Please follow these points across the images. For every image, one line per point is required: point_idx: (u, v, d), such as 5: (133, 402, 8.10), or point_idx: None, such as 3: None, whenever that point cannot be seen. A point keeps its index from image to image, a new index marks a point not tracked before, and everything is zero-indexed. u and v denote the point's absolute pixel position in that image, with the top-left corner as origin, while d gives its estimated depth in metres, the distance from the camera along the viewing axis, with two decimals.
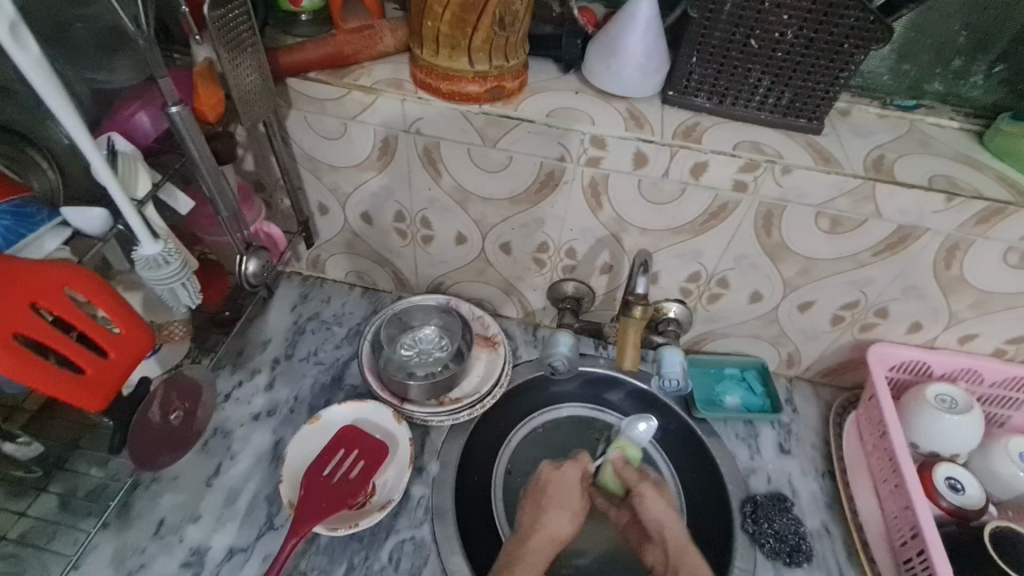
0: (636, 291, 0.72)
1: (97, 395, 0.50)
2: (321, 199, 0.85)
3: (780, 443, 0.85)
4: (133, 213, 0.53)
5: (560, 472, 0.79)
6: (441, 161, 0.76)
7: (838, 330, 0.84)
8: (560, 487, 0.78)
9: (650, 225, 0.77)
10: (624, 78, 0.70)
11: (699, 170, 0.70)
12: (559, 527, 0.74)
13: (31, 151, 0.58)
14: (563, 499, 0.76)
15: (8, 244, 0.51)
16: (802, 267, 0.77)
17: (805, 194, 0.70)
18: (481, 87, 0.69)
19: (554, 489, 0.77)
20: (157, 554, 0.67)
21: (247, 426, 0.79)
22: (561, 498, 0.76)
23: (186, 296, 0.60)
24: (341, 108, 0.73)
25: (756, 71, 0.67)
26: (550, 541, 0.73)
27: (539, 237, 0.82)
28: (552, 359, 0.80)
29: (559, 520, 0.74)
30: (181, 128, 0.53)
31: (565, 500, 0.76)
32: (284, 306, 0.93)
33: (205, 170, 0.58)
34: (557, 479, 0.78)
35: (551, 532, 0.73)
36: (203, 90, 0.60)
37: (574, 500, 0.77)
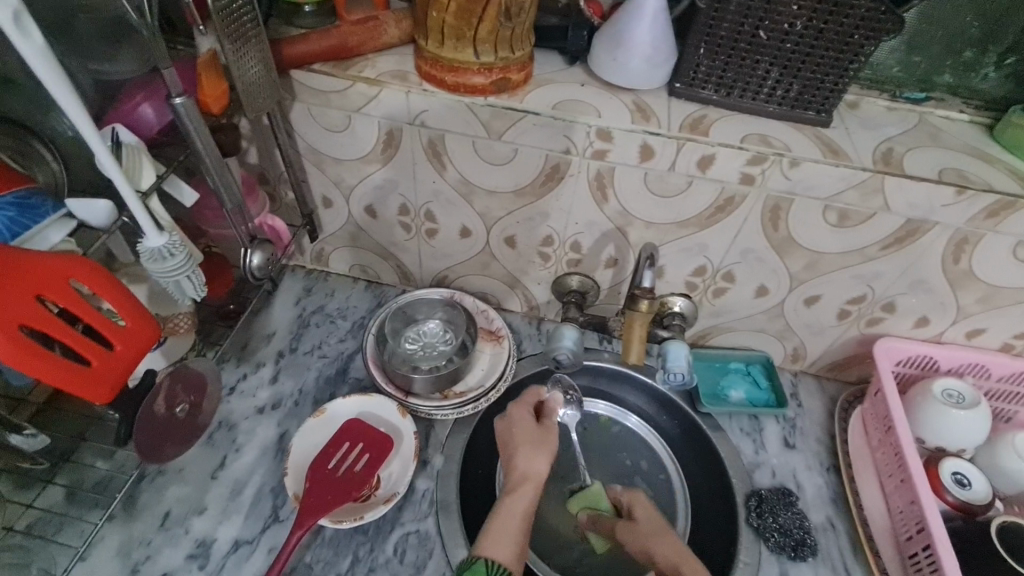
0: (641, 285, 0.72)
1: (103, 387, 0.49)
2: (325, 192, 0.84)
3: (785, 438, 0.85)
4: (137, 204, 0.52)
5: (507, 413, 0.73)
6: (445, 153, 0.75)
7: (844, 325, 0.84)
8: (516, 423, 0.72)
9: (655, 218, 0.76)
10: (631, 70, 0.70)
11: (706, 163, 0.69)
12: (536, 466, 0.69)
13: (34, 142, 0.57)
14: (524, 435, 0.71)
15: (12, 235, 0.52)
16: (809, 261, 0.77)
17: (814, 187, 0.69)
18: (486, 79, 0.68)
19: (517, 428, 0.72)
20: (163, 546, 0.68)
21: (252, 419, 0.79)
22: (520, 438, 0.71)
23: (192, 290, 0.59)
24: (345, 100, 0.72)
25: (765, 62, 0.67)
26: (528, 477, 0.68)
27: (544, 230, 0.82)
28: (556, 353, 0.80)
29: (531, 457, 0.69)
30: (186, 119, 0.53)
31: (525, 437, 0.71)
32: (287, 299, 0.93)
33: (209, 162, 0.57)
34: (510, 421, 0.73)
35: (528, 472, 0.68)
36: (207, 81, 0.60)
37: (538, 432, 0.72)
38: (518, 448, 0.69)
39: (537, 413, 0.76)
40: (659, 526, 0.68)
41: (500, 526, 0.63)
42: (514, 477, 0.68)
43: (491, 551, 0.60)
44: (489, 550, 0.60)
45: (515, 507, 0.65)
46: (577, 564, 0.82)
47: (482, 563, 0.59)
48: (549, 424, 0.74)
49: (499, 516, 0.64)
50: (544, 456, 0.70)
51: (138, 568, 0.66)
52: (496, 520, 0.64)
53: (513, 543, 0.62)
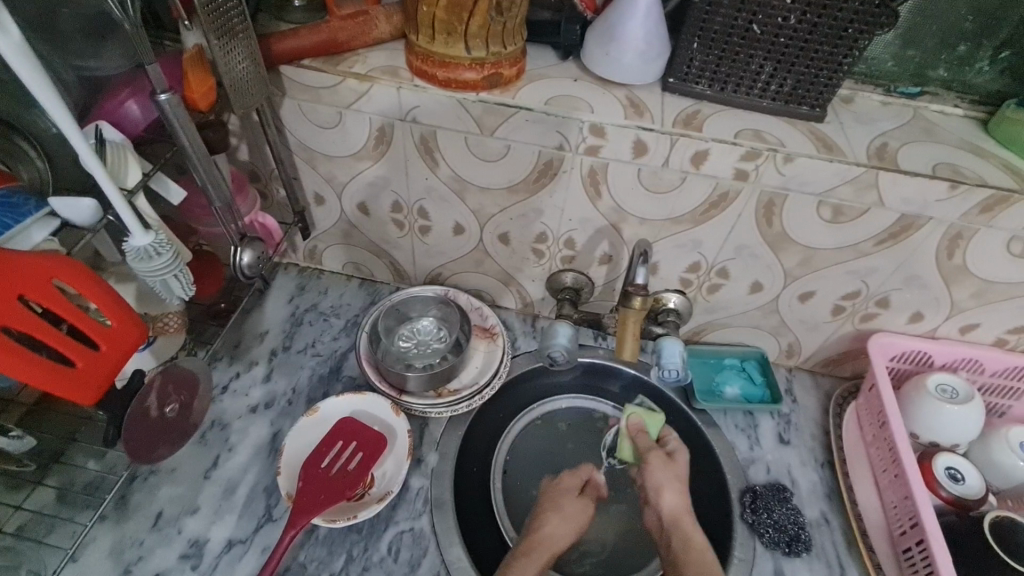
0: (635, 282, 0.72)
1: (88, 389, 0.49)
2: (317, 189, 0.84)
3: (780, 434, 0.85)
4: (122, 203, 0.52)
5: (561, 487, 0.75)
6: (438, 150, 0.75)
7: (839, 320, 0.84)
8: (560, 499, 0.74)
9: (649, 215, 0.76)
10: (624, 64, 0.69)
11: (700, 159, 0.69)
12: (559, 536, 0.69)
13: (17, 140, 0.56)
14: (565, 508, 0.72)
15: None
16: (804, 256, 0.76)
17: (808, 183, 0.69)
18: (478, 74, 0.68)
19: (561, 501, 0.73)
20: (155, 546, 0.67)
21: (244, 418, 0.79)
22: (562, 508, 0.72)
23: (180, 289, 0.59)
24: (336, 96, 0.71)
25: (758, 58, 0.66)
26: (548, 549, 0.68)
27: (538, 227, 0.81)
28: (551, 350, 0.79)
29: (560, 529, 0.70)
30: (172, 117, 0.52)
31: (564, 507, 0.72)
32: (281, 297, 0.92)
33: (196, 159, 0.56)
34: (557, 488, 0.75)
35: (550, 540, 0.69)
36: (194, 78, 0.59)
37: (578, 511, 0.72)
38: (548, 515, 0.71)
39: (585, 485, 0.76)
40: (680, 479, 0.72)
41: None
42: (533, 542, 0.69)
43: None
44: None
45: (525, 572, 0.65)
46: (574, 561, 0.81)
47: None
48: (580, 491, 0.75)
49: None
50: (567, 526, 0.70)
51: (130, 568, 0.66)
52: None
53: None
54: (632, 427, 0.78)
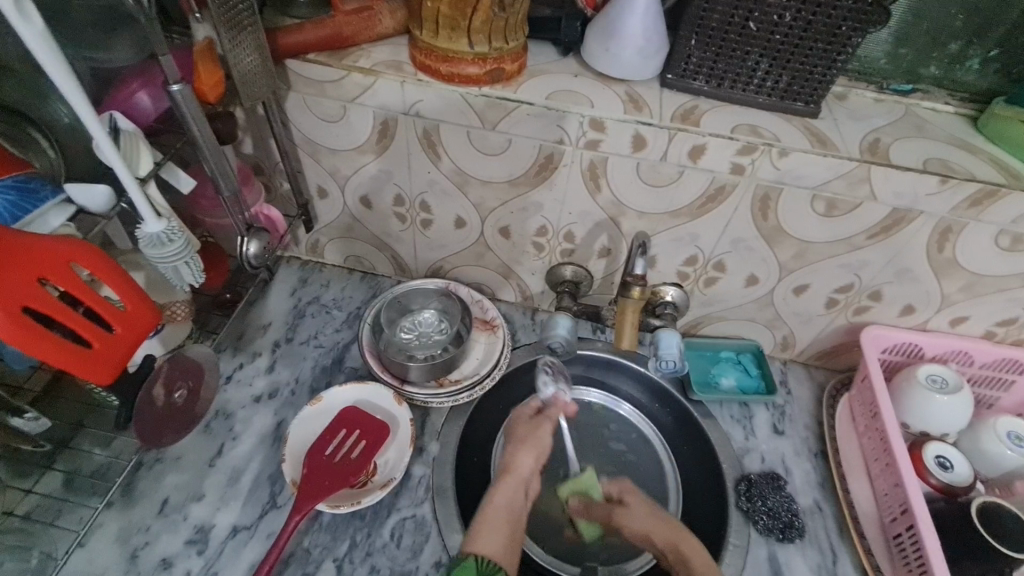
0: (633, 273, 0.73)
1: (102, 368, 0.50)
2: (320, 182, 0.85)
3: (774, 424, 0.87)
4: (135, 189, 0.53)
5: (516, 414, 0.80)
6: (440, 144, 0.76)
7: (833, 313, 0.86)
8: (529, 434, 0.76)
9: (647, 209, 0.78)
10: (624, 60, 0.70)
11: (697, 153, 0.70)
12: (521, 463, 0.72)
13: (29, 128, 0.56)
14: (529, 438, 0.75)
15: (14, 219, 0.52)
16: (798, 250, 0.78)
17: (803, 177, 0.70)
18: (481, 69, 0.69)
19: (524, 432, 0.76)
20: (162, 532, 0.69)
21: (249, 408, 0.80)
22: (529, 439, 0.75)
23: (189, 275, 0.60)
24: (340, 90, 0.73)
25: (755, 54, 0.68)
26: (517, 477, 0.71)
27: (538, 220, 0.83)
28: (551, 341, 0.80)
29: (520, 456, 0.72)
30: (183, 106, 0.53)
31: (529, 438, 0.75)
32: (283, 290, 0.94)
33: (206, 149, 0.57)
34: (523, 420, 0.78)
35: (516, 469, 0.71)
36: (204, 70, 0.60)
37: (544, 445, 0.75)
38: (511, 446, 0.74)
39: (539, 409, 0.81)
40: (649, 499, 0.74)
41: (490, 517, 0.65)
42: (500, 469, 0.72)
43: (479, 546, 0.61)
44: (474, 534, 0.62)
45: (501, 500, 0.68)
46: (573, 547, 0.82)
47: (473, 560, 0.59)
48: (545, 423, 0.78)
49: (488, 507, 0.66)
50: (529, 455, 0.73)
51: (136, 553, 0.67)
52: (484, 516, 0.65)
53: (501, 540, 0.62)
54: (577, 512, 0.80)
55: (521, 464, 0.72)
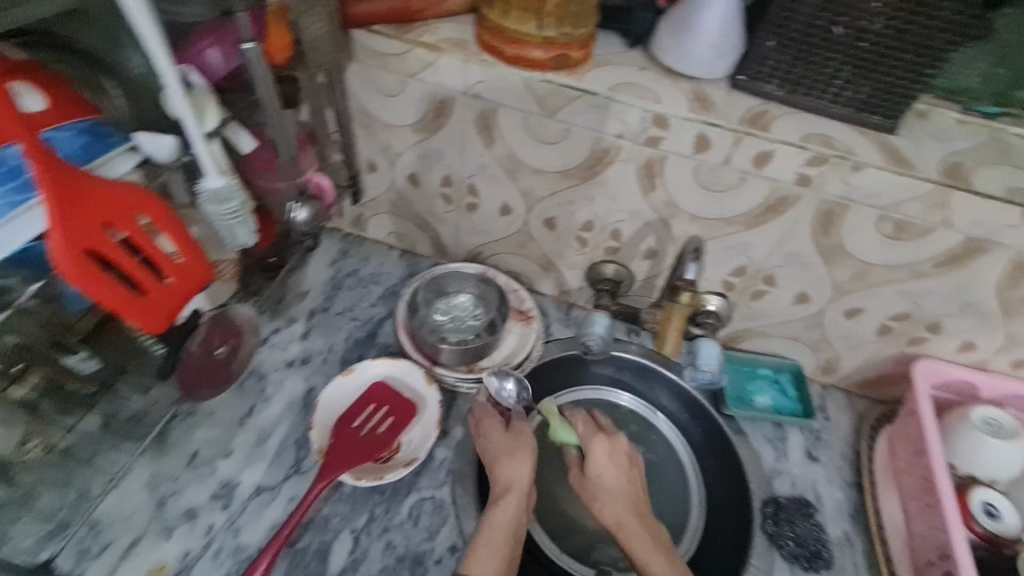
0: (684, 278, 0.74)
1: (157, 316, 0.51)
2: (371, 156, 0.85)
3: (809, 449, 0.84)
4: (202, 143, 0.53)
5: (481, 426, 0.72)
6: (496, 128, 0.75)
7: (884, 341, 0.82)
8: (516, 445, 0.70)
9: (701, 213, 0.75)
10: (696, 56, 0.68)
11: (763, 160, 0.67)
12: (513, 475, 0.67)
13: (100, 75, 0.55)
14: (518, 447, 0.70)
15: (84, 161, 0.55)
16: (856, 271, 0.75)
17: (874, 195, 0.67)
18: (546, 54, 0.67)
19: (508, 440, 0.70)
20: (189, 483, 0.70)
21: (281, 372, 0.81)
22: (520, 445, 0.70)
23: (243, 236, 0.60)
24: (402, 64, 0.72)
25: (836, 62, 0.64)
26: (513, 488, 0.66)
27: (585, 215, 0.81)
28: (587, 338, 0.80)
29: (510, 469, 0.67)
30: (254, 65, 0.53)
31: (515, 448, 0.69)
32: (322, 260, 0.94)
33: (270, 111, 0.58)
34: (496, 424, 0.72)
35: (510, 483, 0.67)
36: (273, 31, 0.59)
37: (529, 450, 0.70)
38: (495, 460, 0.69)
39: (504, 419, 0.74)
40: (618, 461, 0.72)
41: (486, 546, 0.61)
42: (496, 488, 0.67)
43: None
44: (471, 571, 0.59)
45: (500, 519, 0.64)
46: (588, 548, 0.81)
47: None
48: (522, 427, 0.72)
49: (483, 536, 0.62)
50: (522, 465, 0.68)
51: (164, 501, 0.69)
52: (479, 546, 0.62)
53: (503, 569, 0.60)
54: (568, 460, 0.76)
55: (509, 476, 0.67)
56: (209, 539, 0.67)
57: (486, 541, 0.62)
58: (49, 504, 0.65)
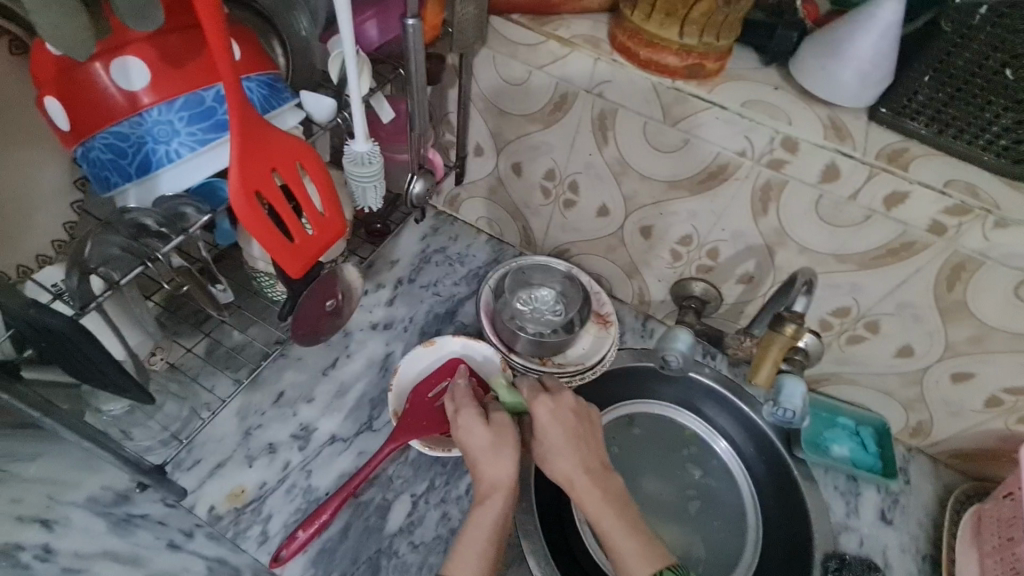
0: (792, 309, 0.69)
1: (296, 261, 0.54)
2: (480, 140, 0.87)
3: (882, 511, 0.79)
4: (359, 108, 0.56)
5: (459, 419, 0.67)
6: (612, 129, 0.75)
7: (991, 413, 0.75)
8: (495, 435, 0.66)
9: (812, 245, 0.72)
10: (839, 82, 0.65)
11: (894, 200, 0.64)
12: (491, 469, 0.64)
13: (270, 35, 0.60)
14: (495, 438, 0.66)
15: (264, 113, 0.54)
16: (976, 333, 0.69)
17: (1016, 256, 0.61)
18: (680, 61, 0.66)
19: (482, 431, 0.66)
20: (273, 419, 0.75)
21: (365, 332, 0.85)
22: (496, 438, 0.66)
23: (372, 201, 0.63)
24: (532, 55, 0.73)
25: (998, 106, 0.59)
26: (495, 488, 0.63)
27: (685, 229, 0.80)
28: (666, 353, 0.77)
29: (490, 464, 0.64)
30: (412, 40, 0.55)
31: (490, 439, 0.65)
32: (415, 233, 0.98)
33: (416, 86, 0.60)
34: (466, 414, 0.67)
35: (494, 480, 0.63)
36: (429, 11, 0.64)
37: (507, 438, 0.66)
38: (478, 460, 0.64)
39: (484, 411, 0.69)
40: (563, 437, 0.66)
41: (469, 547, 0.60)
42: (481, 486, 0.64)
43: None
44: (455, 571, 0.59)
45: (487, 520, 0.62)
46: None
47: None
48: (501, 417, 0.68)
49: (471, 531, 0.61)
50: (502, 463, 0.64)
51: (250, 432, 0.74)
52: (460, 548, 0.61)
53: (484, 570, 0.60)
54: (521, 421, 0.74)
55: (490, 474, 0.64)
56: (284, 475, 0.72)
57: (471, 547, 0.60)
58: (168, 416, 0.72)
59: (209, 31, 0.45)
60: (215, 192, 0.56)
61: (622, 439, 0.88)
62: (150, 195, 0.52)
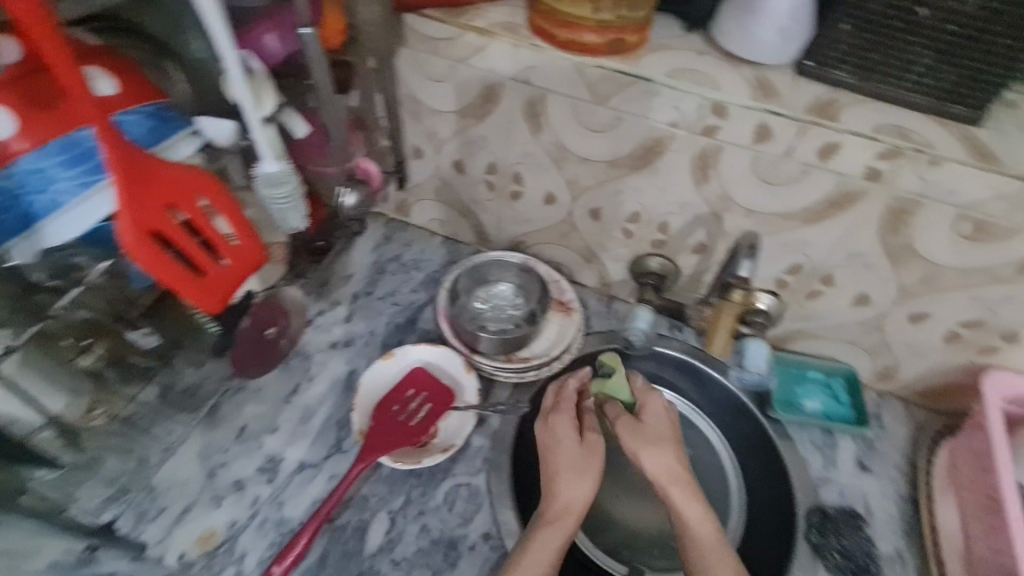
0: (737, 275, 0.70)
1: (207, 294, 0.52)
2: (416, 142, 0.85)
3: (860, 459, 0.80)
4: (259, 128, 0.54)
5: (553, 424, 0.71)
6: (544, 115, 0.73)
7: (951, 349, 0.76)
8: (552, 447, 0.69)
9: (757, 207, 0.71)
10: (760, 41, 0.64)
11: (828, 152, 0.63)
12: (568, 490, 0.66)
13: (166, 62, 0.59)
14: (565, 460, 0.68)
15: (151, 145, 0.54)
16: (926, 274, 0.70)
17: (952, 192, 0.61)
18: (600, 38, 0.65)
19: (562, 448, 0.69)
20: (238, 455, 0.73)
21: (325, 353, 0.83)
22: (561, 459, 0.68)
23: (294, 219, 0.62)
24: (451, 49, 0.71)
25: (920, 44, 0.59)
26: (568, 512, 0.65)
27: (632, 206, 0.79)
28: (629, 332, 0.80)
29: (563, 482, 0.66)
30: (311, 50, 0.53)
31: (567, 460, 0.68)
32: (367, 244, 0.95)
33: (324, 97, 0.58)
34: (548, 434, 0.71)
35: (568, 506, 0.65)
36: (330, 15, 0.62)
37: (595, 450, 0.69)
38: (561, 474, 0.67)
39: (579, 425, 0.72)
40: (666, 434, 0.69)
41: (530, 561, 0.61)
42: (553, 507, 0.66)
43: None
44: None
45: (552, 542, 0.62)
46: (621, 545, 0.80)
47: None
48: (591, 433, 0.71)
49: (529, 553, 0.62)
50: (583, 483, 0.67)
51: (215, 471, 0.72)
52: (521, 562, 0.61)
53: None
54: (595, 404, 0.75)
55: (567, 494, 0.66)
56: (254, 511, 0.70)
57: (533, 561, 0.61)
58: (111, 471, 0.68)
59: (49, 53, 0.43)
60: (107, 235, 0.54)
61: None
62: (36, 248, 0.51)
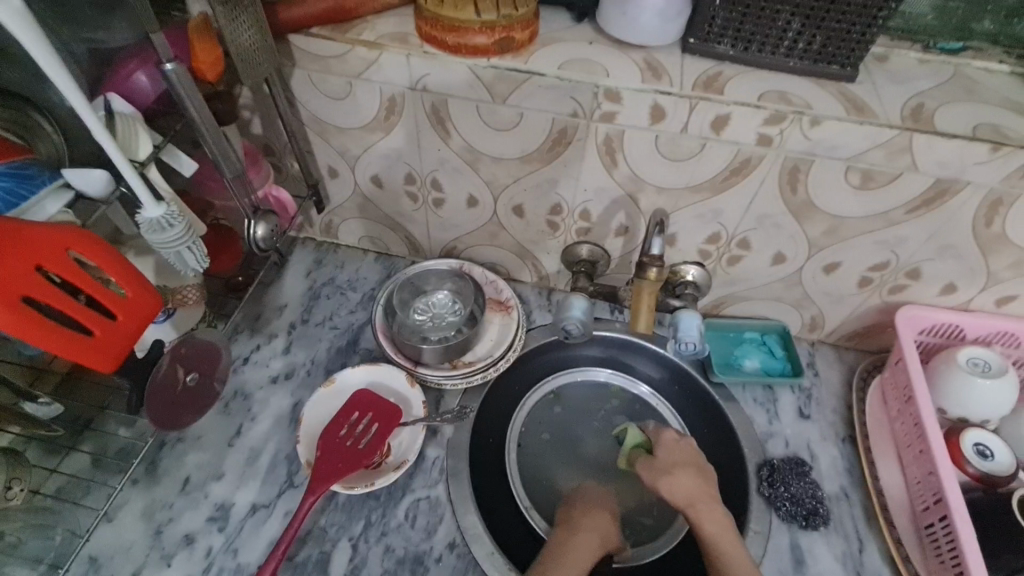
0: (650, 253, 0.71)
1: (106, 355, 0.51)
2: (330, 162, 0.83)
3: (800, 408, 0.84)
4: (132, 174, 0.52)
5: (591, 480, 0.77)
6: (449, 120, 0.73)
7: (865, 293, 0.81)
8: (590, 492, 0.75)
9: (667, 184, 0.74)
10: (641, 24, 0.66)
11: (721, 124, 0.66)
12: (593, 519, 0.70)
13: (30, 112, 0.56)
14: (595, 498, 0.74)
15: (10, 207, 0.52)
16: (830, 226, 0.73)
17: (837, 147, 0.65)
18: (488, 39, 0.65)
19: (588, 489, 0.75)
20: (184, 509, 0.70)
21: (266, 389, 0.81)
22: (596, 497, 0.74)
23: (193, 260, 0.60)
24: (345, 65, 0.70)
25: (786, 12, 0.62)
26: (593, 533, 0.69)
27: (552, 199, 0.80)
28: (565, 323, 0.79)
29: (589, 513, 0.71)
30: (178, 86, 0.52)
31: (597, 498, 0.74)
32: (298, 271, 0.93)
33: (206, 131, 0.57)
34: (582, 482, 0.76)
35: (591, 525, 0.69)
36: (200, 48, 0.59)
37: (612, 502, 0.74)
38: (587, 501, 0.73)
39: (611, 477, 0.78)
40: (686, 462, 0.71)
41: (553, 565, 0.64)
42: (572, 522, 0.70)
43: None
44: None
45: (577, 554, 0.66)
46: None
47: None
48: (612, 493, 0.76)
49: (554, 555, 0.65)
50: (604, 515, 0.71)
51: (161, 529, 0.69)
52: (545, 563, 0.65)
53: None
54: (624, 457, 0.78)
55: (590, 519, 0.70)
56: (208, 563, 0.67)
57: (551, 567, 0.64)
58: (35, 549, 0.65)
59: None
60: None
61: (549, 422, 0.90)
62: None
